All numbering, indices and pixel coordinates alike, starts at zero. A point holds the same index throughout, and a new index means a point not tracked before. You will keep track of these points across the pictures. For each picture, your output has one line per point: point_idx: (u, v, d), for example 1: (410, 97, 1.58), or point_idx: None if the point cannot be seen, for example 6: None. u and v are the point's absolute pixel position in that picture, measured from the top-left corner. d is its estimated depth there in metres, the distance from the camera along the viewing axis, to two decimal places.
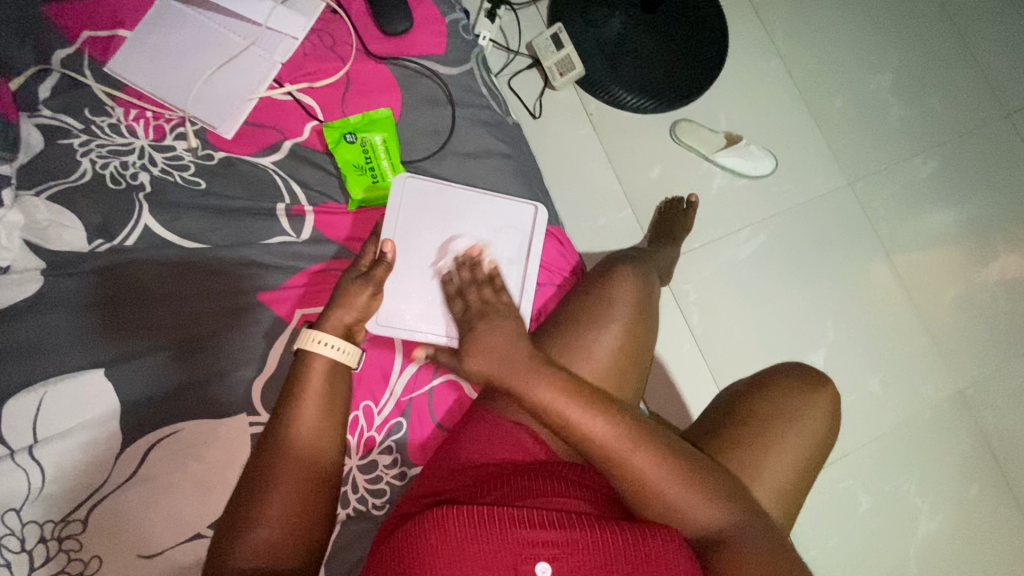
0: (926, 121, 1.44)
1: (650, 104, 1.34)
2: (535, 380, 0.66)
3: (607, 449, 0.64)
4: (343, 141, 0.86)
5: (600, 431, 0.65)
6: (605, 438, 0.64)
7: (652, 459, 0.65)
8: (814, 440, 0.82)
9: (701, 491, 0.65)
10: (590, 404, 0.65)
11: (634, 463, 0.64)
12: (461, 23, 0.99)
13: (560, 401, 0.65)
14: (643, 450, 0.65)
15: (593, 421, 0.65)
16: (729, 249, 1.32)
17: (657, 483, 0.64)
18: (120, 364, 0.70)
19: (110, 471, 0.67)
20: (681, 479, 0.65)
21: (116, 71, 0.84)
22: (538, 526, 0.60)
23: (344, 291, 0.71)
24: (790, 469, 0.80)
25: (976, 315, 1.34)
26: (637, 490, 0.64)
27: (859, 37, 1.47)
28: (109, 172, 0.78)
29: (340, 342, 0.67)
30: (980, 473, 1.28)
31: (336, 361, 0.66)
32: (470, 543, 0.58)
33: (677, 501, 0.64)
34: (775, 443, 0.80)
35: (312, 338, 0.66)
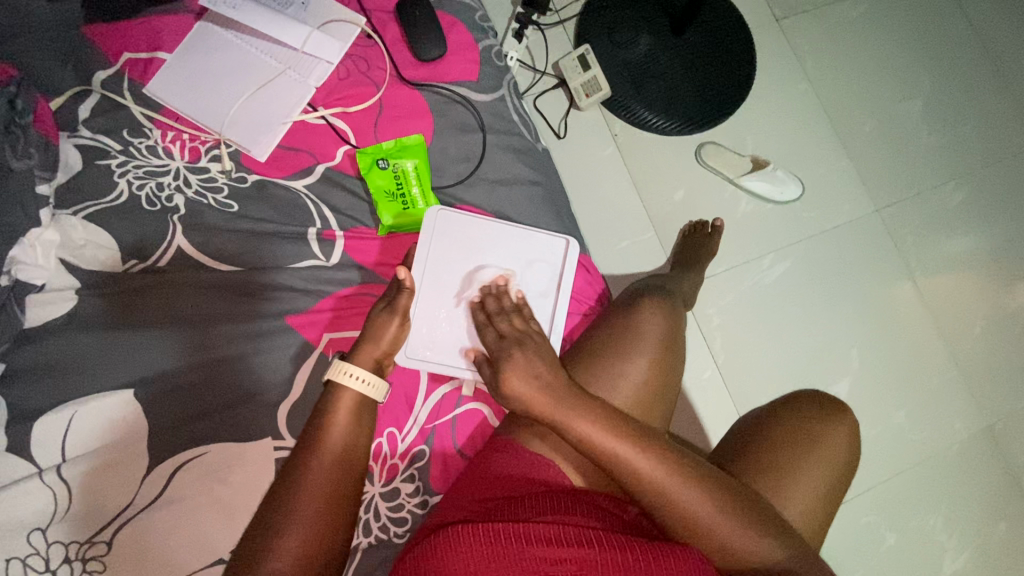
0: (957, 148, 1.41)
1: (676, 127, 1.33)
2: (581, 418, 0.65)
3: (653, 480, 0.63)
4: (376, 167, 0.87)
5: (647, 465, 0.64)
6: (650, 472, 0.63)
7: (700, 492, 0.64)
8: (846, 459, 0.81)
9: (751, 523, 0.64)
10: (632, 439, 0.65)
11: (685, 498, 0.63)
12: (493, 49, 0.99)
13: (608, 439, 0.64)
14: (692, 485, 0.64)
15: (638, 454, 0.64)
16: (754, 275, 1.30)
17: (708, 518, 0.63)
18: (152, 386, 0.71)
19: (135, 494, 0.67)
20: (728, 510, 0.64)
21: (154, 93, 0.85)
22: (552, 543, 0.60)
23: (372, 325, 0.72)
24: (824, 483, 0.79)
25: (1007, 348, 1.31)
26: (690, 527, 0.63)
27: (889, 62, 1.45)
28: (145, 193, 0.79)
29: (366, 374, 0.67)
30: (1009, 511, 1.24)
31: (361, 393, 0.67)
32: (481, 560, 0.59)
33: (724, 534, 0.63)
34: (810, 460, 0.79)
35: (339, 371, 0.67)
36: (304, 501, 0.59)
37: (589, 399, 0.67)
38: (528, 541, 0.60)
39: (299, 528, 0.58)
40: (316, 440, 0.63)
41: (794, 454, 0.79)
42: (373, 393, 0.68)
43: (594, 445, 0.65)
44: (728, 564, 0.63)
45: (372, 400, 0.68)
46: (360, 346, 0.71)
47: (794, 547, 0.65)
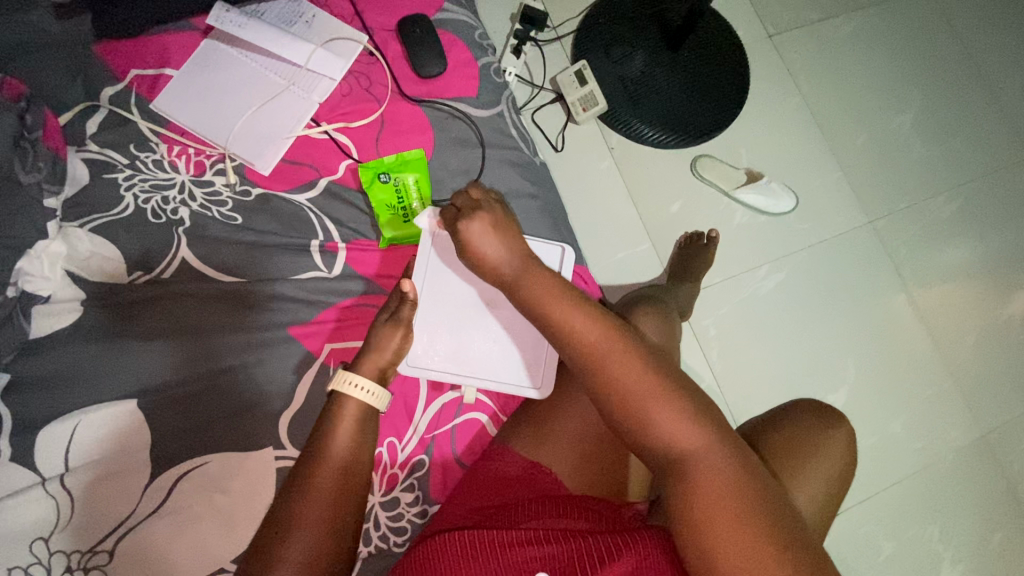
0: (948, 161, 1.44)
1: (672, 140, 1.36)
2: (518, 270, 0.66)
3: (587, 346, 0.61)
4: (377, 181, 0.88)
5: (575, 322, 0.62)
6: (583, 333, 0.62)
7: (629, 366, 0.60)
8: (845, 462, 0.82)
9: (678, 409, 0.58)
10: (575, 301, 0.63)
11: (604, 365, 0.60)
12: (492, 66, 1.02)
13: (546, 294, 0.64)
14: (619, 354, 0.60)
15: (576, 316, 0.62)
16: (749, 286, 1.32)
17: (628, 389, 0.59)
18: (155, 396, 0.72)
19: (137, 503, 0.68)
20: (651, 392, 0.58)
21: (161, 108, 0.87)
22: (539, 542, 0.61)
23: (375, 337, 0.73)
24: (822, 483, 0.80)
25: (1000, 359, 1.33)
26: (603, 392, 0.60)
27: (881, 77, 1.49)
28: (151, 207, 0.80)
29: (371, 385, 0.69)
30: (1004, 521, 1.25)
31: (366, 403, 0.68)
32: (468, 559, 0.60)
33: (644, 411, 0.58)
34: (808, 460, 0.80)
35: (343, 381, 0.68)
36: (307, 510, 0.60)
37: (528, 262, 0.67)
38: (513, 541, 0.61)
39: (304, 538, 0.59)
40: (317, 449, 0.64)
41: (793, 463, 0.80)
42: (378, 404, 0.69)
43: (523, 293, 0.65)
44: (643, 445, 0.59)
45: (375, 410, 0.70)
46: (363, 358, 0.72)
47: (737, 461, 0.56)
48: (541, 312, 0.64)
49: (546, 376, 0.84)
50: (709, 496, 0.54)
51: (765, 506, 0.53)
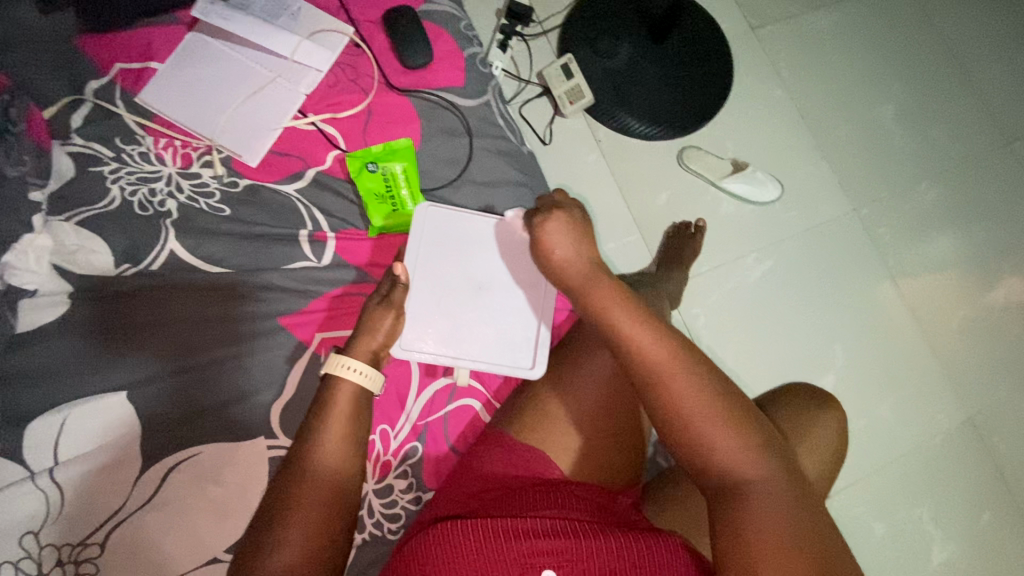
0: (929, 149, 1.47)
1: (659, 132, 1.37)
2: (590, 282, 0.70)
3: (648, 359, 0.62)
4: (365, 170, 0.89)
5: (641, 336, 0.64)
6: (645, 346, 0.63)
7: (687, 382, 0.61)
8: (839, 443, 0.83)
9: (736, 430, 0.59)
10: (640, 315, 0.66)
11: (668, 383, 0.61)
12: (478, 57, 1.02)
13: (608, 305, 0.67)
14: (682, 371, 0.61)
15: (640, 329, 0.64)
16: (737, 274, 1.34)
17: (690, 409, 0.60)
18: (145, 387, 0.72)
19: (128, 495, 0.68)
20: (708, 411, 0.59)
21: (147, 101, 0.87)
22: (547, 535, 0.62)
23: (367, 319, 0.73)
24: (817, 465, 0.81)
25: (984, 342, 1.35)
26: (663, 408, 0.61)
27: (862, 68, 1.51)
28: (138, 199, 0.80)
29: (363, 365, 0.69)
30: (992, 500, 1.27)
31: (359, 384, 0.68)
32: (472, 548, 0.61)
33: (702, 432, 0.59)
34: (803, 441, 0.81)
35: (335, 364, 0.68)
36: (307, 499, 0.60)
37: (600, 274, 0.71)
38: (522, 534, 0.61)
39: (306, 527, 0.58)
40: (314, 438, 0.64)
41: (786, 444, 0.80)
42: (372, 385, 0.69)
43: (593, 304, 0.69)
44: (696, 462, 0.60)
45: (368, 393, 0.69)
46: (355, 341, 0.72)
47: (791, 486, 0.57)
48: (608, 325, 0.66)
49: (541, 355, 0.86)
50: (761, 520, 0.54)
51: (817, 537, 0.53)
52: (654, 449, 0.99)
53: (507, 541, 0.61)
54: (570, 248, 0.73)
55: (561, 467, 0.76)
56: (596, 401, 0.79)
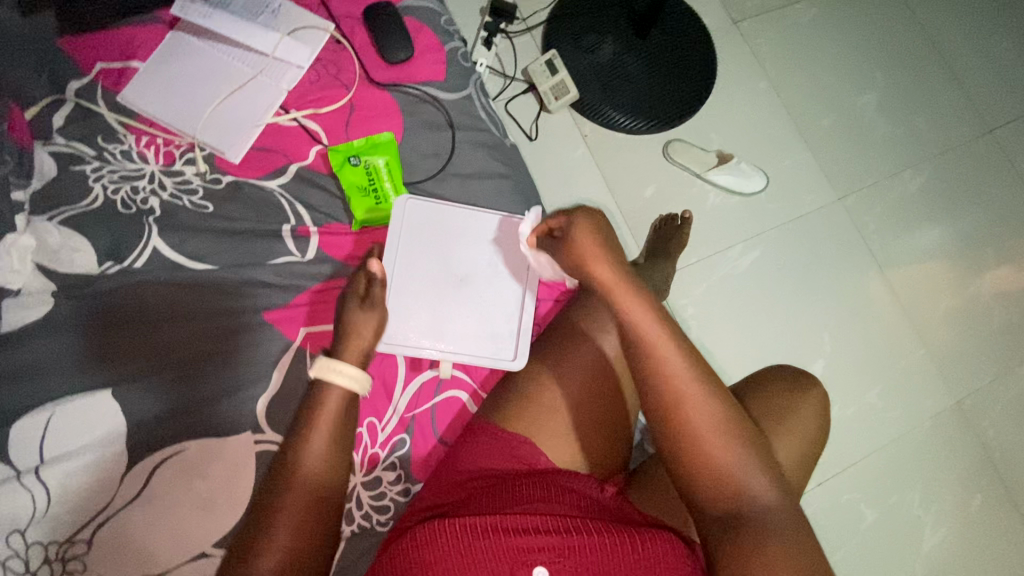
0: (912, 138, 1.48)
1: (644, 126, 1.38)
2: (632, 301, 0.65)
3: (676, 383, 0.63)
4: (348, 164, 0.89)
5: (671, 361, 0.64)
6: (675, 370, 0.63)
7: (711, 410, 0.62)
8: (819, 424, 0.84)
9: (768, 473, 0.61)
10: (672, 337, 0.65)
11: (703, 422, 0.62)
12: (460, 51, 1.03)
13: (641, 322, 0.65)
14: (717, 412, 0.62)
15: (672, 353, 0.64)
16: (725, 265, 1.35)
17: (710, 435, 0.62)
18: (130, 384, 0.72)
19: (115, 491, 0.68)
20: (727, 440, 0.62)
21: (128, 100, 0.87)
22: (538, 535, 0.63)
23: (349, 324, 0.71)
24: (797, 447, 0.81)
25: (971, 327, 1.36)
26: (686, 436, 0.62)
27: (844, 60, 1.53)
28: (120, 197, 0.80)
29: (355, 370, 0.68)
30: (982, 484, 1.28)
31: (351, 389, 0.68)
32: (465, 547, 0.63)
33: (721, 458, 0.61)
34: (783, 425, 0.81)
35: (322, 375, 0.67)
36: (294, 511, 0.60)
37: (632, 290, 0.66)
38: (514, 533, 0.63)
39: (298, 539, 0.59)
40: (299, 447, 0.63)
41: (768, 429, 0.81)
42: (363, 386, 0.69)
43: (635, 327, 0.65)
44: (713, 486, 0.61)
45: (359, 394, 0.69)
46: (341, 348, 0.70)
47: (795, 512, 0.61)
48: (650, 353, 0.64)
49: (522, 347, 0.87)
50: (781, 560, 0.56)
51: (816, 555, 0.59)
52: (642, 435, 1.00)
53: (499, 543, 0.63)
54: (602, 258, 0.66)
55: (550, 456, 0.76)
56: (579, 391, 0.79)
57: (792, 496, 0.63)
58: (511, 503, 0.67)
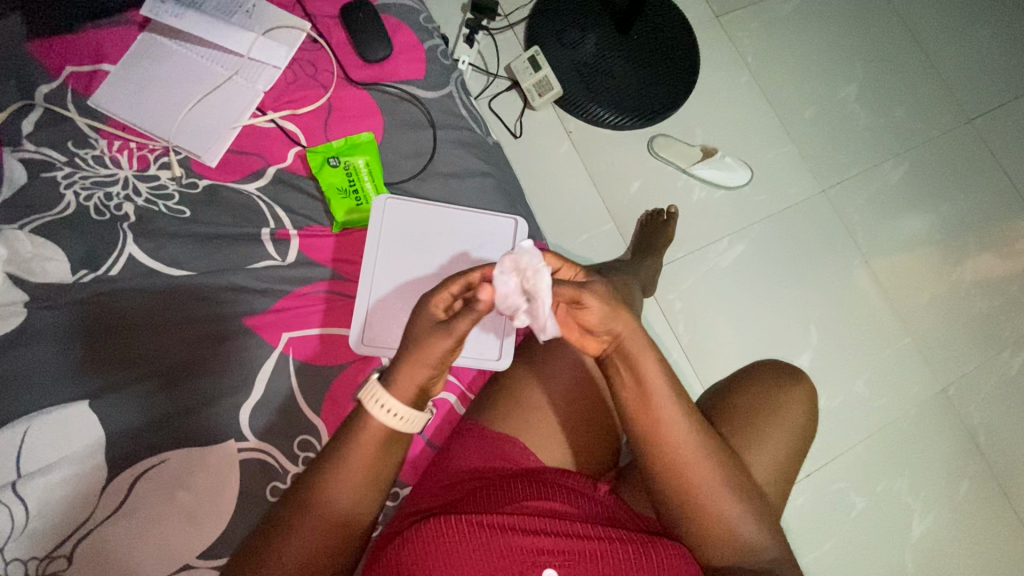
0: (893, 128, 1.49)
1: (628, 121, 1.38)
2: (642, 356, 0.67)
3: (675, 436, 0.67)
4: (327, 165, 0.88)
5: (669, 417, 0.67)
6: (672, 424, 0.67)
7: (705, 461, 0.67)
8: (810, 413, 0.84)
9: (753, 514, 0.68)
10: (672, 392, 0.67)
11: (699, 468, 0.67)
12: (439, 49, 1.02)
13: (646, 377, 0.67)
14: (711, 458, 0.67)
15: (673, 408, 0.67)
16: (711, 259, 1.35)
17: (704, 486, 0.66)
18: (107, 395, 0.70)
19: (95, 505, 0.66)
20: (720, 485, 0.67)
21: (100, 103, 0.85)
22: (544, 533, 0.63)
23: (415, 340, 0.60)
24: (789, 435, 0.82)
25: (955, 315, 1.37)
26: (681, 484, 0.67)
27: (825, 51, 1.53)
28: (93, 204, 0.79)
29: (401, 410, 0.60)
30: (970, 470, 1.29)
31: (390, 427, 0.61)
32: (467, 548, 0.61)
33: (715, 505, 0.66)
34: (774, 414, 0.82)
35: (374, 396, 0.60)
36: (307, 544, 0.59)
37: (636, 345, 0.66)
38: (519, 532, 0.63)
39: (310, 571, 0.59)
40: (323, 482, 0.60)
41: (757, 420, 0.81)
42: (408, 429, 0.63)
43: (641, 380, 0.67)
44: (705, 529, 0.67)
45: (404, 432, 0.62)
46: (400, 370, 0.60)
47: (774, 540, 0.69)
48: (655, 406, 0.67)
49: (506, 346, 0.87)
50: None
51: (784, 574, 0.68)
52: None
53: (504, 545, 0.62)
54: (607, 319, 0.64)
55: (538, 456, 0.76)
56: (569, 388, 0.80)
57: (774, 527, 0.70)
58: (510, 503, 0.67)
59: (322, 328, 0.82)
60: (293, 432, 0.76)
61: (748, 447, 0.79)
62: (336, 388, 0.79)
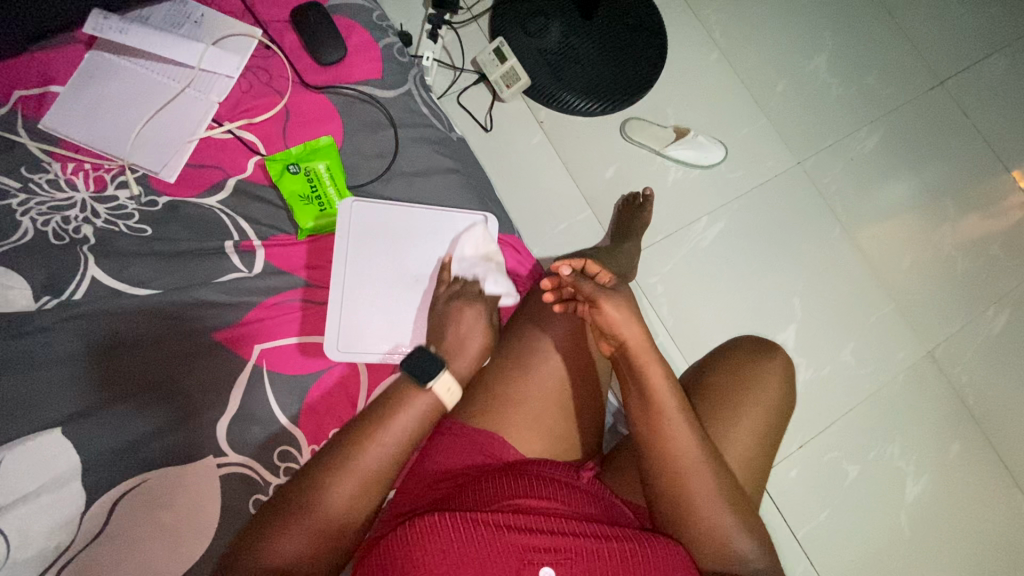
0: (866, 96, 1.49)
1: (599, 107, 1.37)
2: (647, 362, 0.71)
3: (676, 440, 0.69)
4: (287, 173, 0.88)
5: (671, 418, 0.70)
6: (675, 426, 0.70)
7: (703, 464, 0.69)
8: (787, 386, 0.85)
9: (746, 529, 0.69)
10: (677, 397, 0.71)
11: (696, 476, 0.69)
12: (395, 47, 1.01)
13: (650, 379, 0.71)
14: (709, 469, 0.69)
15: (676, 410, 0.70)
16: (690, 240, 1.35)
17: (696, 488, 0.68)
18: (80, 420, 0.69)
19: (74, 533, 0.65)
20: (715, 489, 0.69)
21: (50, 126, 0.84)
22: (538, 531, 0.63)
23: (461, 337, 0.76)
24: (767, 412, 0.82)
25: (938, 278, 1.38)
26: (674, 483, 0.69)
27: (793, 24, 1.53)
28: (51, 229, 0.78)
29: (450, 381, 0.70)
30: (960, 431, 1.30)
31: (442, 399, 0.70)
32: (461, 550, 0.60)
33: (704, 507, 0.68)
34: (750, 390, 0.82)
35: (442, 385, 0.69)
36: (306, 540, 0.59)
37: (647, 349, 0.72)
38: (516, 530, 0.62)
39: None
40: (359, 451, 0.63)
41: (730, 397, 0.81)
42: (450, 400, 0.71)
43: (645, 386, 0.71)
44: (694, 530, 0.68)
45: (446, 403, 0.70)
46: (453, 354, 0.74)
47: (765, 547, 0.70)
48: (657, 411, 0.70)
49: None
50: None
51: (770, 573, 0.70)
52: (614, 418, 1.00)
53: (499, 547, 0.61)
54: (627, 323, 0.71)
55: (520, 449, 0.75)
56: (552, 380, 0.79)
57: (765, 534, 0.72)
58: (497, 501, 0.66)
59: (295, 338, 0.81)
60: (273, 443, 0.76)
61: (726, 427, 0.79)
62: (312, 396, 0.80)
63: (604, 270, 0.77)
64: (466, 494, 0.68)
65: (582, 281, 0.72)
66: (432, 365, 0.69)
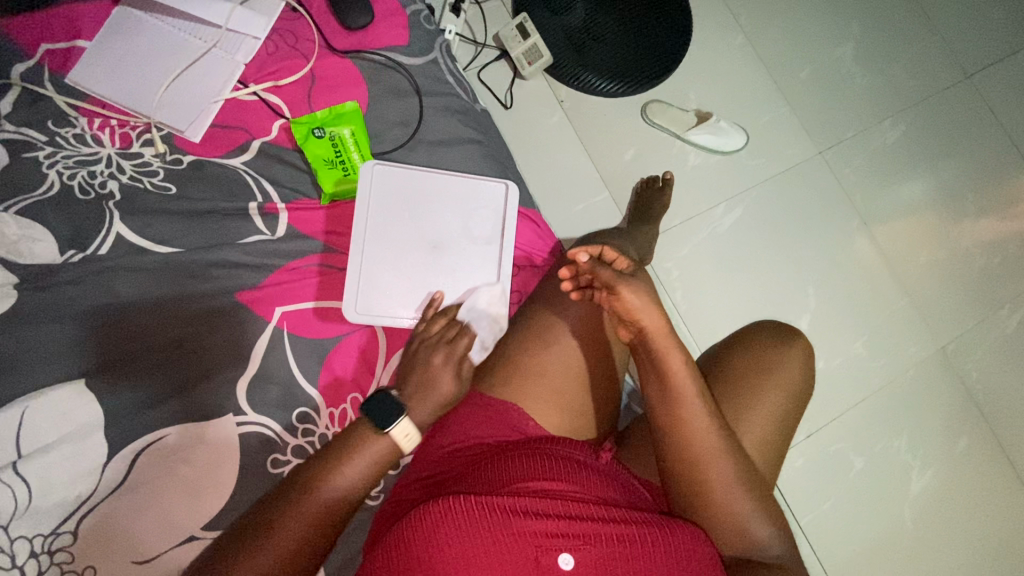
0: (892, 87, 1.46)
1: (620, 88, 1.36)
2: (665, 350, 0.71)
3: (694, 432, 0.69)
4: (312, 137, 0.87)
5: (690, 408, 0.70)
6: (693, 418, 0.70)
7: (720, 453, 0.69)
8: (807, 372, 0.84)
9: (764, 517, 0.70)
10: (696, 387, 0.71)
11: (713, 463, 0.69)
12: (422, 14, 1.00)
13: (668, 367, 0.71)
14: (728, 458, 0.69)
15: (694, 401, 0.70)
16: (707, 225, 1.34)
17: (712, 477, 0.69)
18: (105, 373, 0.70)
19: (97, 482, 0.66)
20: (730, 477, 0.69)
21: (78, 82, 0.84)
22: (556, 516, 0.63)
23: (427, 376, 0.71)
24: (786, 398, 0.82)
25: (955, 274, 1.37)
26: (691, 470, 0.70)
27: (821, 11, 1.50)
28: (77, 182, 0.78)
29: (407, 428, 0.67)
30: (968, 428, 1.30)
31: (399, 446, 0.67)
32: (481, 532, 0.61)
33: (719, 494, 0.69)
34: (770, 375, 0.82)
35: (402, 430, 0.67)
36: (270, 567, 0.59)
37: (666, 339, 0.71)
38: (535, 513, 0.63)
39: None
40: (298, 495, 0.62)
41: (747, 382, 0.81)
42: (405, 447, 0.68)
43: (666, 377, 0.71)
44: (710, 515, 0.70)
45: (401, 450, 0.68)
46: (415, 399, 0.70)
47: (781, 533, 0.71)
48: (675, 399, 0.70)
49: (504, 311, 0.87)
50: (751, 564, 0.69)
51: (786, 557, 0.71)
52: (628, 398, 1.01)
53: (519, 530, 0.61)
54: (647, 311, 0.70)
55: (540, 423, 0.76)
56: (571, 356, 0.79)
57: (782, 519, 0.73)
58: (516, 482, 0.66)
59: (316, 302, 0.81)
60: (292, 404, 0.77)
61: (745, 413, 0.79)
62: (332, 360, 0.80)
63: (621, 256, 0.76)
64: (484, 470, 0.69)
65: (599, 267, 0.70)
66: (390, 410, 0.67)
